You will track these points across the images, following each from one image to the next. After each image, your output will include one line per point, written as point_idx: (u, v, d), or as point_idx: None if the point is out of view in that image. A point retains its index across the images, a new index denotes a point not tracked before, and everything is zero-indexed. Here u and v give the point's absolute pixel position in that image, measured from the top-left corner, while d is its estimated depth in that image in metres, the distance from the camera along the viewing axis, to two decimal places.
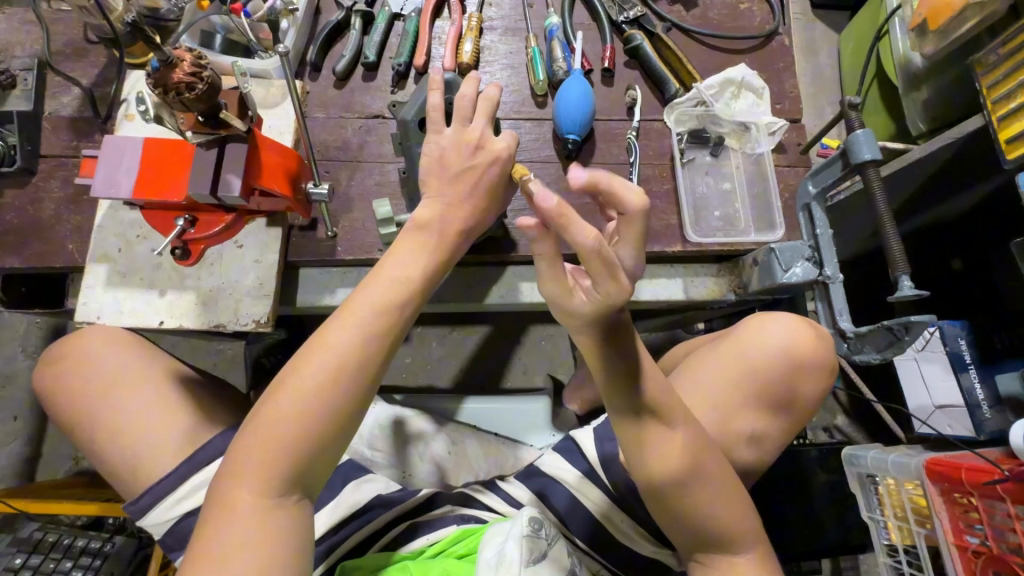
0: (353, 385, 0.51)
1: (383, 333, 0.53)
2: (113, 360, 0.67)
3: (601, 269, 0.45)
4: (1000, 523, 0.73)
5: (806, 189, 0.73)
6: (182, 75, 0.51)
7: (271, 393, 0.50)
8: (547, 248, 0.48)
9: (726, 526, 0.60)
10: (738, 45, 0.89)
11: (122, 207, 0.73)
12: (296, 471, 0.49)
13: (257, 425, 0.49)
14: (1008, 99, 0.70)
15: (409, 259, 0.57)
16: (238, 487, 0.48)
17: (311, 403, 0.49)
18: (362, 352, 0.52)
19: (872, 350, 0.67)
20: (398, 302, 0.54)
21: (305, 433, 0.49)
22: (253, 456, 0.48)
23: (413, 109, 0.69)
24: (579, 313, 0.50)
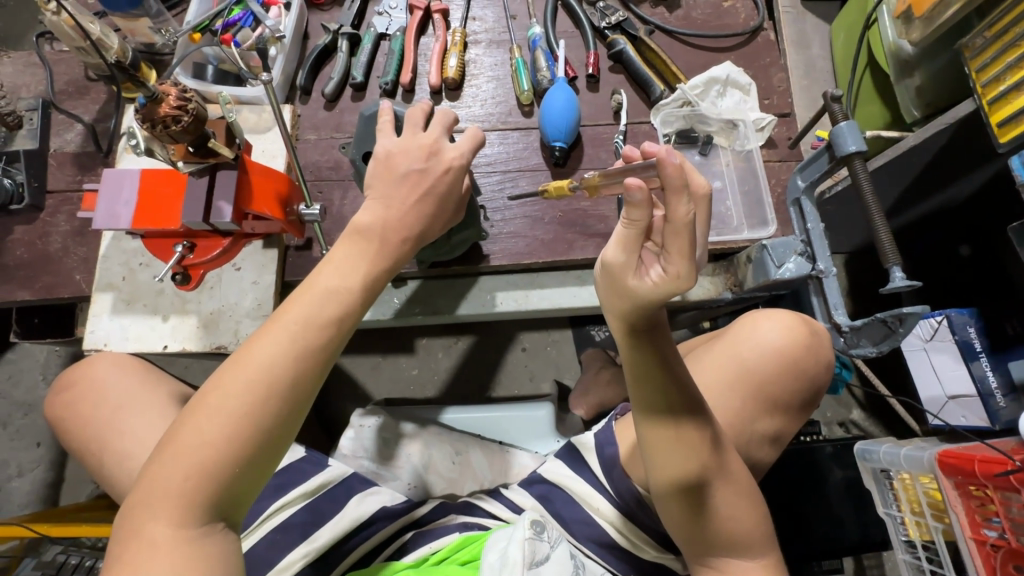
0: (282, 402, 0.51)
1: (316, 346, 0.53)
2: (118, 385, 0.69)
3: (679, 250, 0.47)
4: (1017, 515, 0.71)
5: (795, 184, 0.72)
6: (168, 108, 0.53)
7: (192, 414, 0.49)
8: (635, 218, 0.47)
9: (719, 528, 0.59)
10: (723, 44, 0.89)
11: (125, 237, 0.75)
12: (220, 493, 0.49)
13: (175, 449, 0.48)
14: (998, 82, 0.69)
15: (344, 270, 0.57)
16: (154, 516, 0.46)
17: (236, 422, 0.49)
18: (293, 367, 0.52)
19: (869, 344, 0.66)
20: (330, 313, 0.55)
21: (229, 454, 0.49)
22: (171, 484, 0.47)
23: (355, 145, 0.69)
24: (636, 293, 0.51)
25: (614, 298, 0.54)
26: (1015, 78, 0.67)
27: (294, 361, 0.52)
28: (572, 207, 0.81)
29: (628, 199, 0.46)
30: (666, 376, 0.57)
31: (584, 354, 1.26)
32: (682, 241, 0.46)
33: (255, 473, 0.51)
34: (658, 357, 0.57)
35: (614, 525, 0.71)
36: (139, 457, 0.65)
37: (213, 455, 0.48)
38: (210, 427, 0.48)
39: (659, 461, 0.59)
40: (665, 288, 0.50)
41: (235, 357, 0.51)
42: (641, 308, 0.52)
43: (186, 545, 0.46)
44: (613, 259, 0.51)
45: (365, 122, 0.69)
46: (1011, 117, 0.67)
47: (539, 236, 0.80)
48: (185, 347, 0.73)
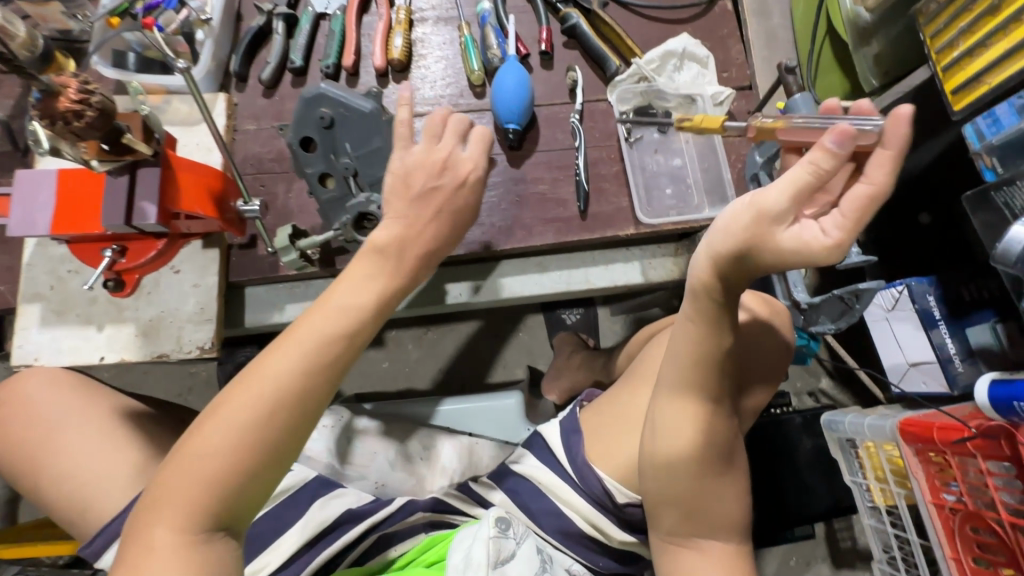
0: (289, 417, 0.51)
1: (326, 362, 0.53)
2: (51, 402, 0.65)
3: (862, 214, 0.41)
4: (974, 479, 0.72)
5: (754, 160, 0.73)
6: (67, 102, 0.47)
7: (206, 419, 0.50)
8: (824, 164, 0.40)
9: (696, 511, 0.60)
10: (679, 15, 0.86)
11: (51, 242, 0.70)
12: (224, 502, 0.49)
13: (185, 454, 0.49)
14: (951, 48, 0.67)
15: (358, 285, 0.56)
16: (161, 519, 0.47)
17: (244, 433, 0.49)
18: (304, 382, 0.51)
19: (828, 320, 0.67)
20: (342, 330, 0.54)
21: (241, 466, 0.49)
22: (181, 488, 0.48)
23: (295, 130, 0.65)
24: (780, 245, 0.44)
25: (742, 239, 0.45)
26: (968, 43, 0.64)
27: (304, 377, 0.51)
28: (530, 191, 0.78)
29: (834, 145, 0.40)
30: (709, 346, 0.56)
31: (556, 339, 1.24)
32: (865, 208, 0.41)
33: (264, 482, 0.51)
34: (709, 324, 0.55)
35: (581, 514, 0.70)
36: (83, 474, 0.63)
37: (225, 466, 0.48)
38: (220, 434, 0.49)
39: (663, 436, 0.59)
40: (805, 253, 0.43)
41: (255, 366, 0.51)
42: (779, 260, 0.44)
43: (189, 551, 0.47)
44: (771, 203, 0.43)
45: (305, 105, 0.65)
46: (964, 85, 0.65)
47: (496, 223, 0.77)
48: (124, 357, 0.69)
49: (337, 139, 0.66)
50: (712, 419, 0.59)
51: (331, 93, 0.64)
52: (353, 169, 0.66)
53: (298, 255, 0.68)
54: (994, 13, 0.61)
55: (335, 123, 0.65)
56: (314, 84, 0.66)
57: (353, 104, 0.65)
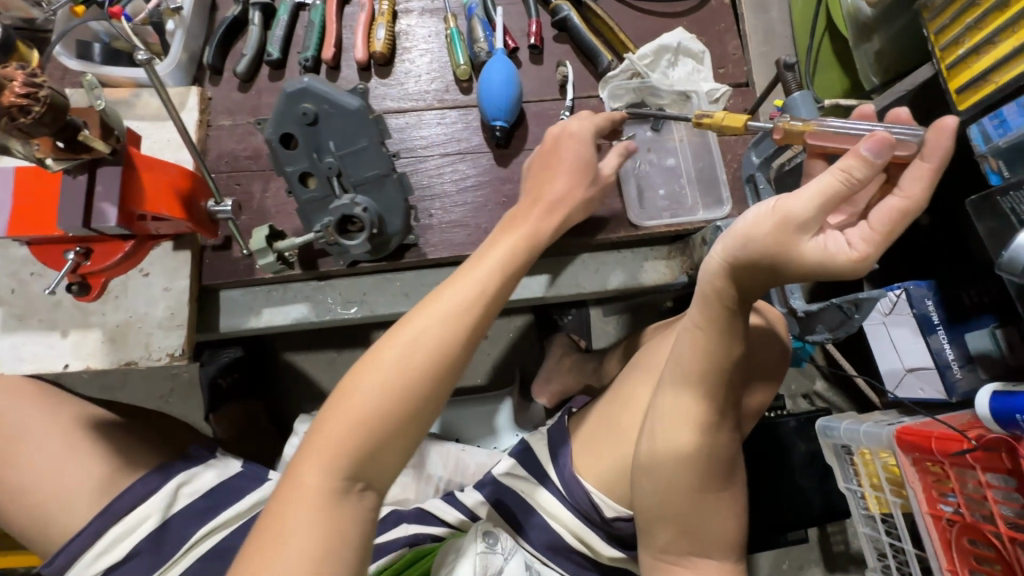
0: (430, 382, 0.50)
1: (464, 332, 0.52)
2: (11, 412, 0.62)
3: (890, 227, 0.41)
4: (972, 491, 0.70)
5: (749, 160, 0.70)
6: (12, 96, 0.44)
7: (349, 380, 0.50)
8: (858, 174, 0.40)
9: (688, 526, 0.58)
10: (673, 8, 0.83)
11: (11, 243, 0.66)
12: (360, 463, 0.48)
13: (332, 411, 0.48)
14: (957, 45, 0.64)
15: (491, 259, 0.56)
16: (309, 472, 0.47)
17: (387, 395, 0.48)
18: (440, 350, 0.50)
19: (824, 329, 0.64)
20: (480, 301, 0.53)
21: (400, 420, 0.49)
22: (321, 445, 0.47)
23: (273, 124, 0.61)
24: (803, 254, 0.42)
25: (765, 246, 0.43)
26: (974, 41, 0.62)
27: (439, 344, 0.50)
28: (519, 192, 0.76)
29: (870, 154, 0.39)
30: (726, 347, 0.53)
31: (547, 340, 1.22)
32: (894, 220, 0.41)
33: (406, 444, 0.50)
34: (719, 329, 0.53)
35: (566, 526, 0.68)
36: (45, 488, 0.60)
37: (362, 426, 0.48)
38: (364, 396, 0.48)
39: (662, 438, 0.57)
40: (829, 266, 0.42)
41: (399, 324, 0.51)
42: (807, 273, 0.43)
43: (332, 509, 0.46)
44: (800, 210, 0.42)
45: (286, 101, 0.60)
46: (969, 83, 0.62)
47: (483, 224, 0.74)
48: (90, 365, 0.65)
49: (322, 138, 0.61)
50: (716, 427, 0.57)
51: (318, 90, 0.59)
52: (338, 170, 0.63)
53: (275, 257, 0.65)
54: (1005, 7, 0.58)
55: (318, 120, 0.60)
56: (297, 76, 0.60)
57: (336, 100, 0.60)
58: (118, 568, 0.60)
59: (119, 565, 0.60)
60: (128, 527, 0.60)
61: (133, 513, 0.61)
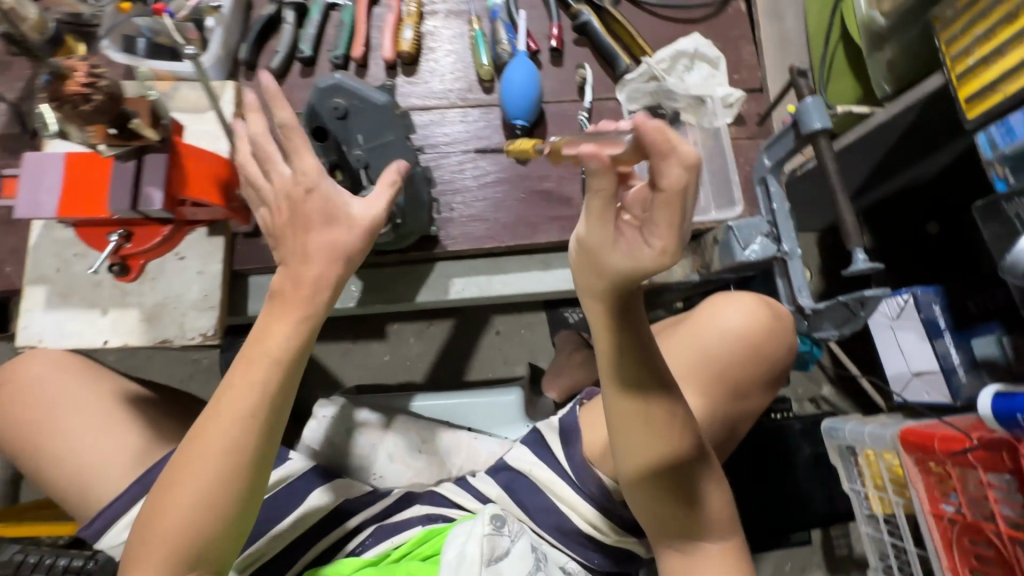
0: (212, 475, 0.52)
1: (253, 421, 0.54)
2: (53, 384, 0.66)
3: (667, 220, 0.44)
4: (974, 490, 0.72)
5: (761, 163, 0.71)
6: (75, 86, 0.47)
7: (173, 479, 0.52)
8: (603, 184, 0.45)
9: (681, 515, 0.60)
10: (691, 14, 0.85)
11: (56, 225, 0.70)
12: (191, 552, 0.52)
13: (173, 505, 0.52)
14: (966, 55, 0.65)
15: (279, 332, 0.56)
16: (142, 569, 0.51)
17: (213, 487, 0.52)
18: (230, 440, 0.53)
19: (831, 325, 0.65)
20: (258, 388, 0.54)
21: (189, 523, 0.51)
22: (172, 538, 0.51)
23: (308, 116, 0.64)
24: (613, 269, 0.50)
25: (592, 277, 0.53)
26: (983, 51, 0.63)
27: (234, 435, 0.53)
28: (536, 189, 0.78)
29: (586, 168, 0.44)
30: (637, 358, 0.57)
31: (557, 337, 1.25)
32: (672, 212, 0.44)
33: (231, 528, 0.54)
34: (628, 340, 0.56)
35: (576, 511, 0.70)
36: (83, 457, 0.63)
37: (199, 517, 0.52)
38: (196, 490, 0.52)
39: (627, 441, 0.59)
40: (639, 267, 0.49)
41: (207, 419, 0.53)
42: (618, 283, 0.51)
43: None
44: (589, 238, 0.49)
45: (319, 94, 0.63)
46: (980, 91, 0.64)
47: (502, 219, 0.77)
48: (128, 342, 0.69)
49: (350, 130, 0.63)
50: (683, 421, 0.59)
51: (349, 83, 0.62)
52: (365, 161, 0.64)
53: None
54: (1013, 19, 0.61)
55: (348, 114, 0.63)
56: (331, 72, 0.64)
57: (366, 96, 0.63)
58: None
59: None
60: None
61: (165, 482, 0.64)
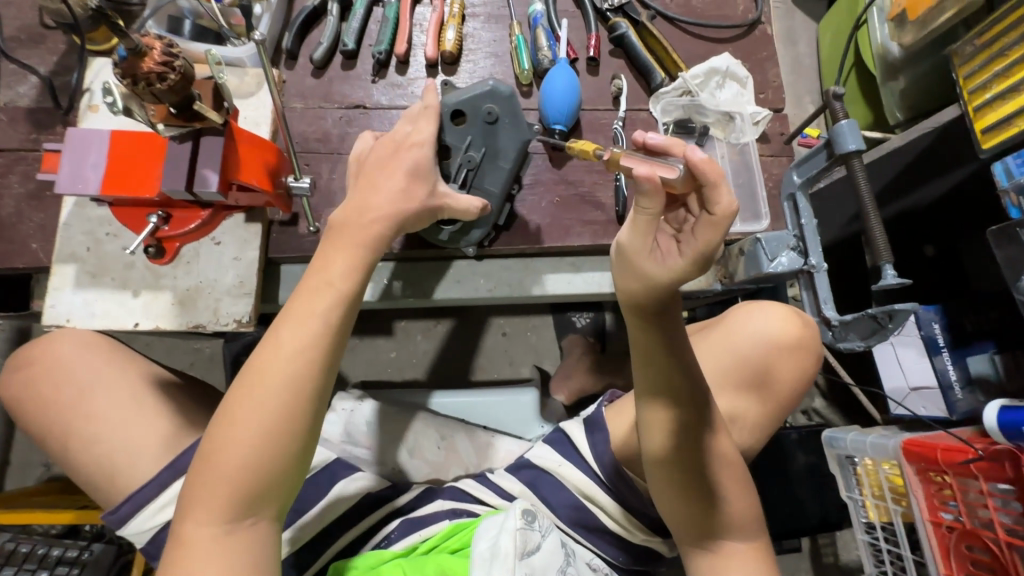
0: (271, 409, 0.48)
1: (319, 352, 0.50)
2: (82, 364, 0.64)
3: (710, 238, 0.48)
4: (974, 499, 0.76)
5: (791, 179, 0.75)
6: (153, 64, 0.47)
7: (226, 414, 0.48)
8: (653, 204, 0.46)
9: (708, 518, 0.61)
10: (721, 34, 0.89)
11: (90, 203, 0.69)
12: (250, 494, 0.48)
13: (227, 444, 0.47)
14: (984, 90, 0.71)
15: (343, 264, 0.53)
16: (199, 510, 0.47)
17: (274, 421, 0.48)
18: (292, 373, 0.49)
19: (857, 337, 0.69)
20: (322, 318, 0.50)
21: (251, 457, 0.47)
22: (228, 478, 0.47)
23: (458, 98, 0.66)
24: (650, 274, 0.51)
25: (630, 280, 0.53)
26: (1001, 87, 0.68)
27: (300, 367, 0.49)
28: (570, 192, 0.80)
29: (638, 187, 0.45)
30: (673, 365, 0.57)
31: (564, 342, 1.26)
32: (714, 231, 0.48)
33: (292, 469, 0.49)
34: (666, 344, 0.56)
35: (603, 507, 0.71)
36: (112, 440, 0.62)
37: (256, 454, 0.47)
38: (253, 426, 0.47)
39: (660, 438, 0.60)
40: (676, 276, 0.51)
41: (262, 350, 0.49)
42: (655, 290, 0.52)
43: (229, 537, 0.47)
44: (628, 243, 0.50)
45: (481, 90, 0.66)
46: (995, 125, 0.68)
47: (535, 220, 0.78)
48: (159, 325, 0.68)
49: (491, 135, 0.67)
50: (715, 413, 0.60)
51: (511, 95, 0.66)
52: (473, 164, 0.67)
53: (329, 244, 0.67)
54: None
55: (496, 120, 0.66)
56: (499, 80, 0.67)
57: (517, 113, 0.67)
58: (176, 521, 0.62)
59: None
60: None
61: None
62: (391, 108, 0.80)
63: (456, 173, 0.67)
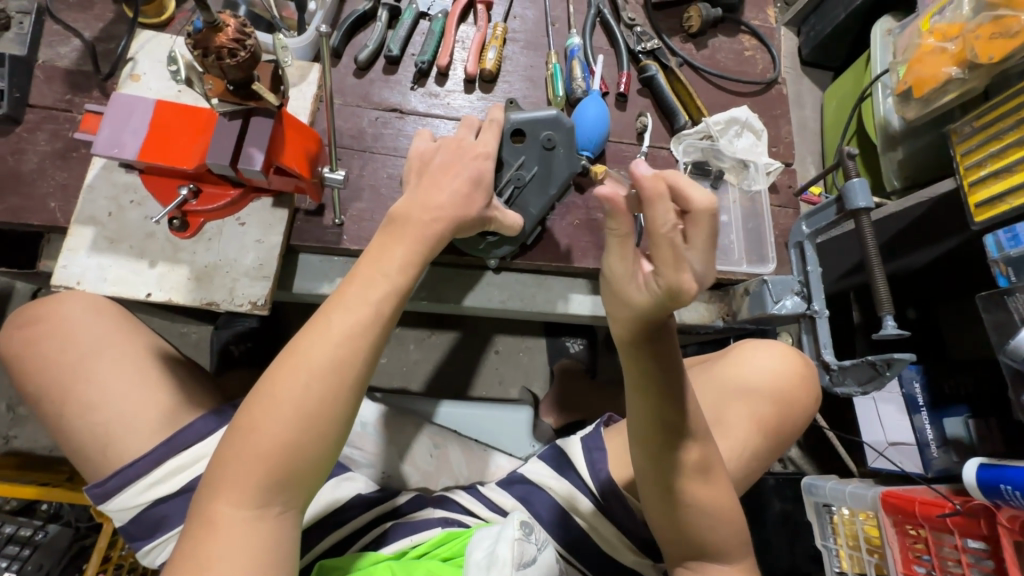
0: (310, 394, 0.48)
1: (366, 341, 0.50)
2: (88, 328, 0.62)
3: (665, 261, 0.45)
4: (947, 554, 0.79)
5: (800, 228, 0.80)
6: (226, 39, 0.49)
7: (263, 394, 0.48)
8: (621, 224, 0.47)
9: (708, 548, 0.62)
10: (741, 88, 0.95)
11: (118, 169, 0.69)
12: (280, 477, 0.47)
13: (262, 424, 0.47)
14: (979, 167, 0.77)
15: (395, 257, 0.53)
16: (227, 489, 0.46)
17: (313, 405, 0.48)
18: (335, 358, 0.48)
19: (854, 382, 0.72)
20: (372, 307, 0.51)
21: (290, 441, 0.47)
22: (260, 459, 0.46)
23: (521, 118, 0.69)
24: (631, 301, 0.50)
25: (617, 308, 0.53)
26: (995, 166, 0.74)
27: (343, 352, 0.49)
28: (589, 216, 0.82)
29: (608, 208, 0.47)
30: (670, 394, 0.56)
31: (556, 365, 1.27)
32: (664, 251, 0.44)
33: (325, 454, 0.49)
34: (660, 367, 0.54)
35: (596, 527, 0.72)
36: (109, 410, 0.60)
37: (292, 436, 0.47)
38: (290, 409, 0.47)
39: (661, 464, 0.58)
40: (657, 300, 0.48)
41: (306, 333, 0.49)
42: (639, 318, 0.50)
43: (252, 521, 0.46)
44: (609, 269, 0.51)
45: (544, 117, 0.69)
46: (987, 200, 0.74)
47: (554, 240, 0.80)
48: (172, 298, 0.67)
49: (545, 161, 0.70)
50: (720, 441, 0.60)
51: (566, 127, 0.69)
52: (521, 183, 0.70)
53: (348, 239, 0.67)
54: (1020, 146, 0.73)
55: (552, 148, 0.69)
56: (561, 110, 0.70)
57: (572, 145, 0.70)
58: (164, 500, 0.60)
59: (166, 498, 0.60)
60: (185, 462, 0.60)
61: (192, 448, 0.61)
62: (427, 116, 0.83)
63: (503, 188, 0.69)
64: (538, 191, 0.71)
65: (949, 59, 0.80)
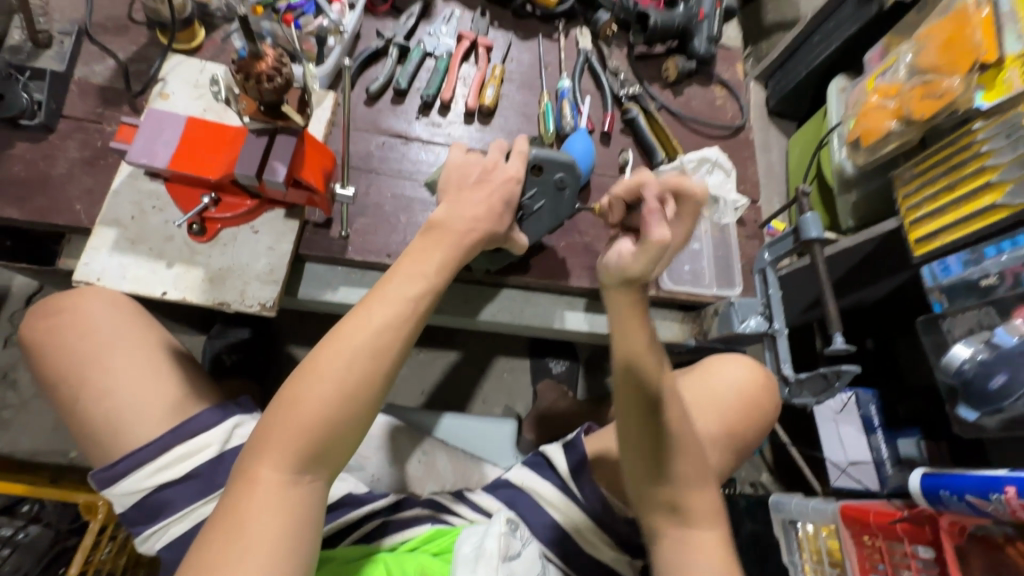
0: (350, 373, 0.52)
1: (402, 331, 0.56)
2: (106, 320, 0.67)
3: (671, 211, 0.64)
4: (898, 561, 0.85)
5: (763, 256, 0.88)
6: (266, 67, 0.57)
7: (307, 371, 0.53)
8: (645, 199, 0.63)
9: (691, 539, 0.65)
10: (712, 132, 1.06)
11: (142, 177, 0.74)
12: (316, 448, 0.51)
13: (307, 396, 0.51)
14: (918, 207, 0.87)
15: (428, 261, 0.60)
16: (268, 455, 0.50)
17: (353, 384, 0.52)
18: (374, 343, 0.54)
19: (810, 395, 0.80)
20: (408, 302, 0.57)
21: (329, 416, 0.51)
22: (301, 429, 0.51)
23: (540, 155, 0.71)
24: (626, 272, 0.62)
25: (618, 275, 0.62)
26: (930, 208, 0.85)
27: (382, 338, 0.54)
28: (575, 239, 0.90)
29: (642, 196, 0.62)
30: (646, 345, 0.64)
31: (539, 385, 1.32)
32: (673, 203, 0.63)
33: (356, 432, 0.54)
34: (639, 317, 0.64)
35: (577, 529, 0.76)
36: (121, 398, 0.64)
37: (331, 410, 0.52)
38: (331, 385, 0.52)
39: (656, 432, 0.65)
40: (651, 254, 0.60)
41: (350, 319, 0.55)
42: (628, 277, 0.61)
43: (286, 487, 0.50)
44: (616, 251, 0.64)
45: (561, 157, 0.72)
46: (925, 236, 0.84)
47: (542, 259, 0.87)
48: (186, 297, 0.71)
49: (555, 196, 0.74)
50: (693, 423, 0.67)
51: (579, 172, 0.72)
52: (528, 213, 0.74)
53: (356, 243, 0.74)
54: (950, 189, 0.83)
55: (564, 187, 0.73)
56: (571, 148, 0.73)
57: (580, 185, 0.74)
58: (168, 486, 0.63)
59: (170, 484, 0.63)
60: (190, 451, 0.63)
61: (198, 438, 0.64)
62: (430, 143, 0.91)
63: (510, 213, 0.74)
64: (543, 220, 0.75)
65: (889, 115, 0.92)
